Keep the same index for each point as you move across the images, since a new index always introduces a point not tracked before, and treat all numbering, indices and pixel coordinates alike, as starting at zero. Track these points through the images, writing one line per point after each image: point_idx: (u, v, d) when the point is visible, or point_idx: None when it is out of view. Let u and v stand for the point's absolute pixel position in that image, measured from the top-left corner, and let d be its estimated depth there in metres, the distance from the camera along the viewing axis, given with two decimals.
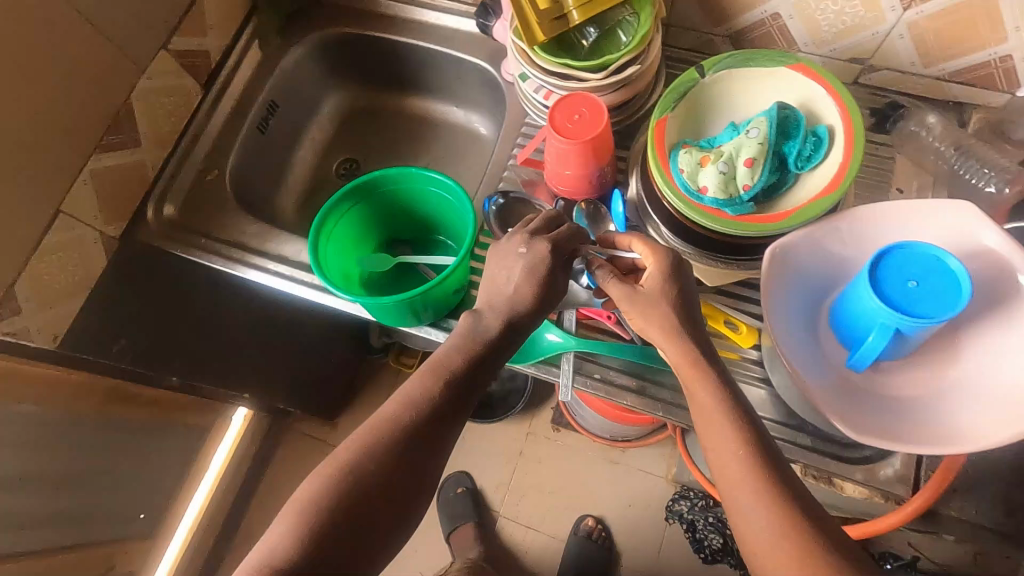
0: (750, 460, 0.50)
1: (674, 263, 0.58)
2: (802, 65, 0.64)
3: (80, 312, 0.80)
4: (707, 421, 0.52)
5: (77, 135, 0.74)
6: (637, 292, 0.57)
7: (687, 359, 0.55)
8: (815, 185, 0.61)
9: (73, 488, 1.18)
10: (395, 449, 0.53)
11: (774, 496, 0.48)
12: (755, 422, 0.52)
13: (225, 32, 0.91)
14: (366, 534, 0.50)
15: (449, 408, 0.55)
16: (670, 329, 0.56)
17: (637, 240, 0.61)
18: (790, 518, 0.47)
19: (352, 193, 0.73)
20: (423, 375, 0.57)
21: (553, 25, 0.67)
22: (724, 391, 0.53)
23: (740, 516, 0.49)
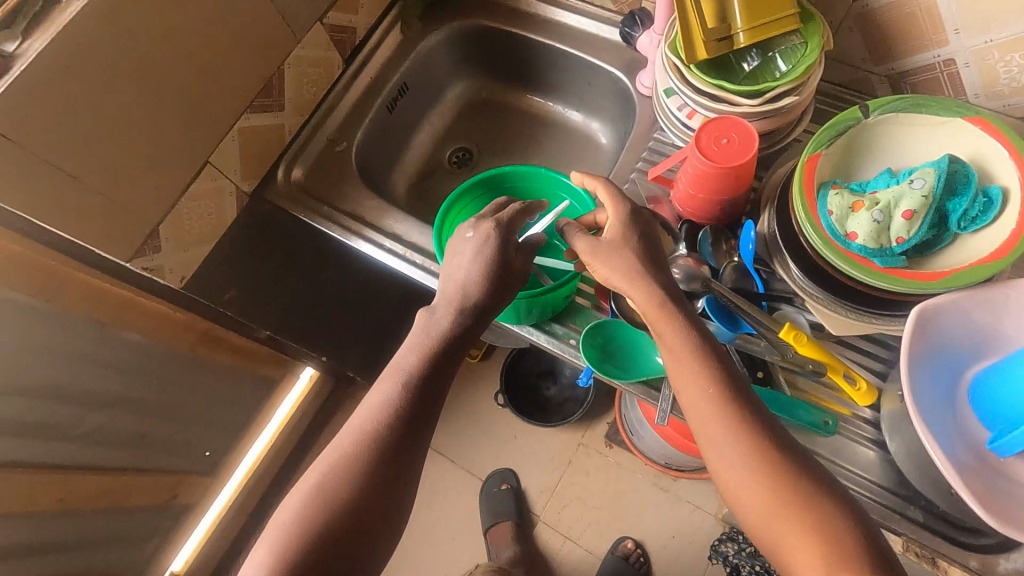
0: (719, 395, 0.52)
1: (629, 211, 0.61)
2: (981, 118, 0.60)
3: (205, 257, 0.85)
4: (678, 363, 0.54)
5: (234, 94, 0.78)
6: (599, 241, 0.59)
7: (650, 303, 0.56)
8: (977, 248, 0.57)
9: (157, 417, 1.26)
10: (395, 418, 0.54)
11: (750, 434, 0.51)
12: (723, 358, 0.54)
13: (373, 11, 0.94)
14: (380, 504, 0.52)
15: (440, 363, 0.58)
16: (634, 273, 0.57)
17: (601, 187, 0.64)
18: (764, 458, 0.49)
19: (482, 183, 0.75)
20: (414, 341, 0.59)
21: (715, 45, 0.65)
22: (692, 330, 0.55)
23: (719, 456, 0.51)
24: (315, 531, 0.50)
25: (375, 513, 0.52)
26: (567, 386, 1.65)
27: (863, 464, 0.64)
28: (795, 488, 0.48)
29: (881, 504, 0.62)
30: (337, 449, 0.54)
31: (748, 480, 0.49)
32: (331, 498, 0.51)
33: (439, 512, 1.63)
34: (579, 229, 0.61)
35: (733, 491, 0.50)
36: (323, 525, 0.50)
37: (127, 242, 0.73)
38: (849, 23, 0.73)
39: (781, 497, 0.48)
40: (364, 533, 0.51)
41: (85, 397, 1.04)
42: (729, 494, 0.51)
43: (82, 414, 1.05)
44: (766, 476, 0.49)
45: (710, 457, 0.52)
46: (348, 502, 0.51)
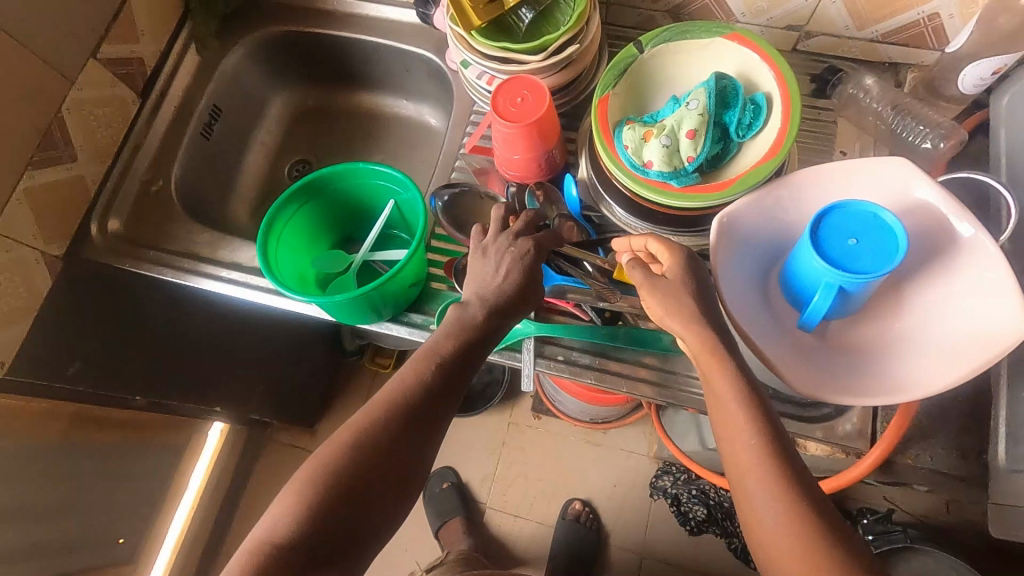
0: (765, 448, 0.49)
1: (692, 262, 0.58)
2: (737, 34, 0.65)
3: (28, 336, 0.77)
4: (723, 410, 0.51)
5: (7, 153, 0.71)
6: (659, 282, 0.56)
7: (706, 345, 0.53)
8: (757, 152, 0.62)
9: (44, 519, 1.15)
10: (414, 399, 0.55)
11: (792, 489, 0.47)
12: (772, 412, 0.51)
13: (159, 38, 0.88)
14: (392, 479, 0.52)
15: (469, 354, 0.58)
16: (691, 315, 0.55)
17: (652, 239, 0.60)
18: (803, 510, 0.46)
19: (298, 193, 0.72)
20: (443, 331, 0.60)
21: (487, 10, 0.67)
22: (745, 379, 0.51)
23: (750, 505, 0.49)
24: (326, 499, 0.50)
25: (383, 488, 0.52)
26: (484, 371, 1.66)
27: None
28: (827, 539, 0.45)
29: None
30: (354, 423, 0.54)
31: (783, 533, 0.46)
32: (340, 467, 0.51)
33: None
34: (640, 270, 0.58)
35: (756, 536, 0.48)
36: (332, 496, 0.50)
37: None
38: None
39: (817, 545, 0.45)
40: (372, 508, 0.51)
41: None
42: (758, 541, 0.48)
43: None
44: (804, 531, 0.46)
45: (741, 501, 0.50)
46: (359, 476, 0.51)
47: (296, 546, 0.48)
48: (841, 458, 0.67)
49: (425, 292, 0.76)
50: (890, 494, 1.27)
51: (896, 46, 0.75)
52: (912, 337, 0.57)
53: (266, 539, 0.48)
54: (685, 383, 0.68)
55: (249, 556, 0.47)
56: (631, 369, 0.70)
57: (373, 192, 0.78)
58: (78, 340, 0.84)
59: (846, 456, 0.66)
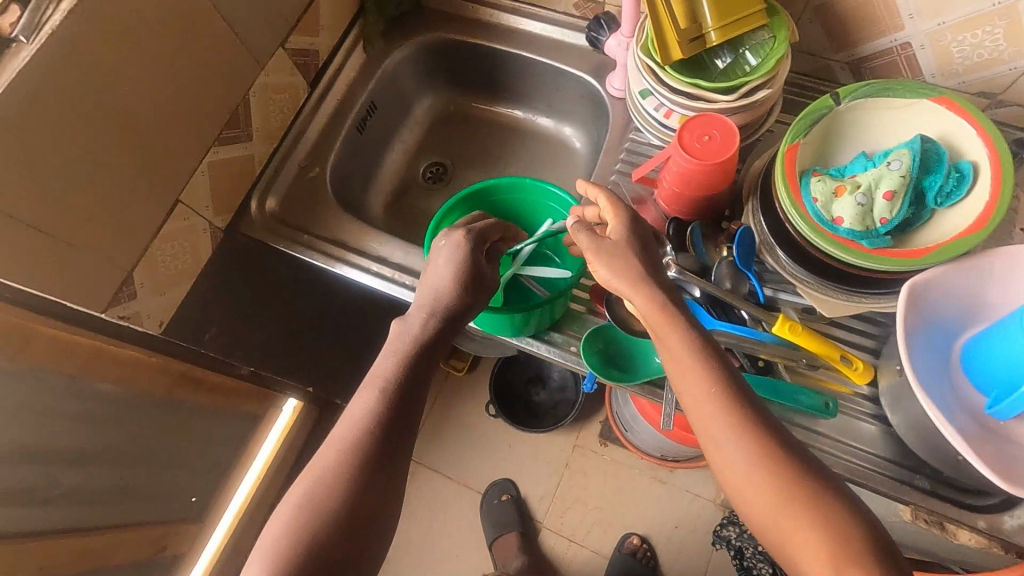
0: (722, 397, 0.52)
1: (637, 224, 0.61)
2: (946, 98, 0.62)
3: (182, 299, 0.82)
4: (680, 366, 0.54)
5: (201, 130, 0.75)
6: (605, 244, 0.59)
7: (656, 309, 0.56)
8: (956, 222, 0.60)
9: (139, 467, 1.20)
10: (375, 431, 0.55)
11: (752, 430, 0.51)
12: (724, 359, 0.54)
13: (334, 32, 0.92)
14: (370, 514, 0.52)
15: (423, 368, 0.59)
16: (638, 277, 0.57)
17: (601, 193, 0.63)
18: (768, 456, 0.50)
19: (470, 198, 0.77)
20: (392, 352, 0.60)
21: (690, 46, 0.66)
22: (692, 332, 0.55)
23: (721, 456, 0.52)
24: (305, 552, 0.49)
25: (363, 528, 0.51)
26: (557, 389, 1.65)
27: (866, 439, 0.66)
28: (795, 477, 0.49)
29: (886, 476, 0.64)
30: (322, 465, 0.53)
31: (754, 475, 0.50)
32: (317, 518, 0.50)
33: (441, 530, 1.61)
34: (586, 233, 0.60)
35: (735, 486, 0.51)
36: (318, 543, 0.49)
37: (99, 292, 0.69)
38: (809, 14, 0.75)
39: (786, 490, 0.49)
40: (357, 548, 0.51)
41: (59, 455, 0.98)
42: (738, 493, 0.51)
43: (56, 474, 0.98)
44: (771, 474, 0.49)
45: (714, 456, 0.52)
46: (339, 516, 0.50)
47: None
48: (997, 553, 0.64)
49: (566, 314, 0.76)
50: None
51: None
52: None
53: None
54: (831, 448, 0.66)
55: None
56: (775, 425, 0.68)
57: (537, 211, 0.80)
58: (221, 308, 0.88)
59: (1005, 552, 0.62)
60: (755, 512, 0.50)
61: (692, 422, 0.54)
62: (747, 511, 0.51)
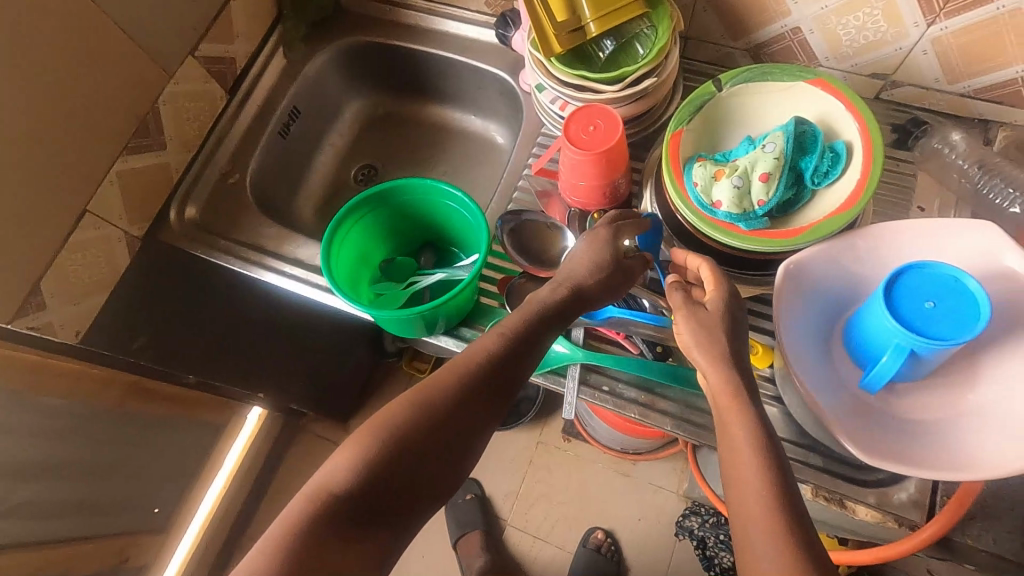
0: (772, 495, 0.47)
1: (733, 299, 0.58)
2: (821, 80, 0.63)
3: (103, 307, 0.82)
4: (735, 455, 0.50)
5: (106, 139, 0.76)
6: (697, 308, 0.57)
7: (727, 388, 0.53)
8: (832, 202, 0.61)
9: (93, 480, 1.19)
10: (410, 449, 0.50)
11: (789, 539, 0.44)
12: (787, 465, 0.49)
13: (251, 39, 0.93)
14: (377, 528, 0.48)
15: (485, 406, 0.54)
16: (719, 354, 0.54)
17: (704, 262, 0.61)
18: (804, 575, 0.42)
19: (371, 198, 0.74)
20: (459, 380, 0.54)
21: (569, 37, 0.67)
22: (762, 429, 0.50)
23: (750, 556, 0.45)
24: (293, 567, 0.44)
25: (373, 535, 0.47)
26: None
27: (765, 421, 0.66)
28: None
29: (783, 457, 0.65)
30: (342, 463, 0.50)
31: None
32: (331, 523, 0.46)
33: None
34: (683, 295, 0.58)
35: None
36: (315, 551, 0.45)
37: (4, 304, 0.70)
38: (701, 4, 0.76)
39: None
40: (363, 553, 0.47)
41: (6, 470, 0.97)
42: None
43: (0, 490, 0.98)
44: None
45: (743, 556, 0.46)
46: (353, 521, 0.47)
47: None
48: (892, 527, 0.64)
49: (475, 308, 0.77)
50: None
51: (987, 102, 0.71)
52: (983, 412, 0.54)
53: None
54: None
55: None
56: (674, 408, 0.68)
57: (440, 209, 0.79)
58: (144, 317, 0.89)
59: (898, 526, 0.63)
60: None
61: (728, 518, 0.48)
62: None
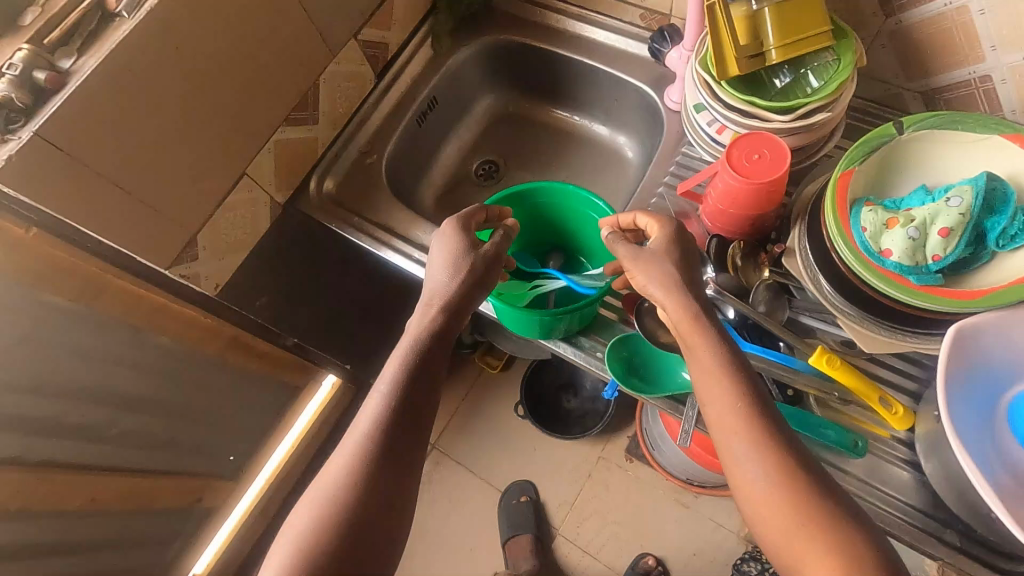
0: (747, 410, 0.51)
1: (678, 231, 0.62)
2: (1020, 135, 0.59)
3: (241, 264, 0.88)
4: (707, 375, 0.54)
5: (272, 109, 0.81)
6: (641, 252, 0.61)
7: (686, 314, 0.56)
8: (1016, 268, 0.57)
9: (191, 421, 1.25)
10: (404, 386, 0.56)
11: (771, 446, 0.50)
12: (752, 376, 0.53)
13: (405, 28, 0.97)
14: (397, 460, 0.53)
15: (441, 339, 0.60)
16: (672, 284, 0.58)
17: (643, 214, 0.65)
18: (786, 473, 0.48)
19: (522, 195, 0.77)
20: (391, 372, 0.57)
21: (747, 62, 0.65)
22: (724, 346, 0.55)
23: (740, 470, 0.50)
24: (336, 507, 0.49)
25: (396, 467, 0.52)
26: (588, 398, 1.64)
27: (897, 485, 0.63)
28: (811, 496, 0.47)
29: (914, 527, 0.61)
30: (312, 503, 0.50)
31: (774, 490, 0.48)
32: (361, 471, 0.51)
33: (459, 524, 1.63)
34: (626, 244, 0.62)
35: (745, 498, 0.50)
36: (349, 498, 0.49)
37: (168, 251, 0.75)
38: (882, 39, 0.72)
39: (799, 505, 0.47)
40: (395, 484, 0.51)
41: (125, 401, 1.04)
42: (746, 507, 0.49)
43: (116, 416, 1.04)
44: (790, 490, 0.47)
45: (732, 469, 0.51)
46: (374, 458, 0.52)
47: (329, 524, 0.48)
48: None
49: (596, 320, 0.75)
50: None
51: None
52: None
53: (300, 530, 0.48)
54: (863, 491, 0.63)
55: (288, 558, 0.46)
56: None
57: (581, 219, 0.79)
58: (273, 280, 0.94)
59: None
60: (768, 522, 0.48)
61: (712, 433, 0.53)
62: (757, 523, 0.49)
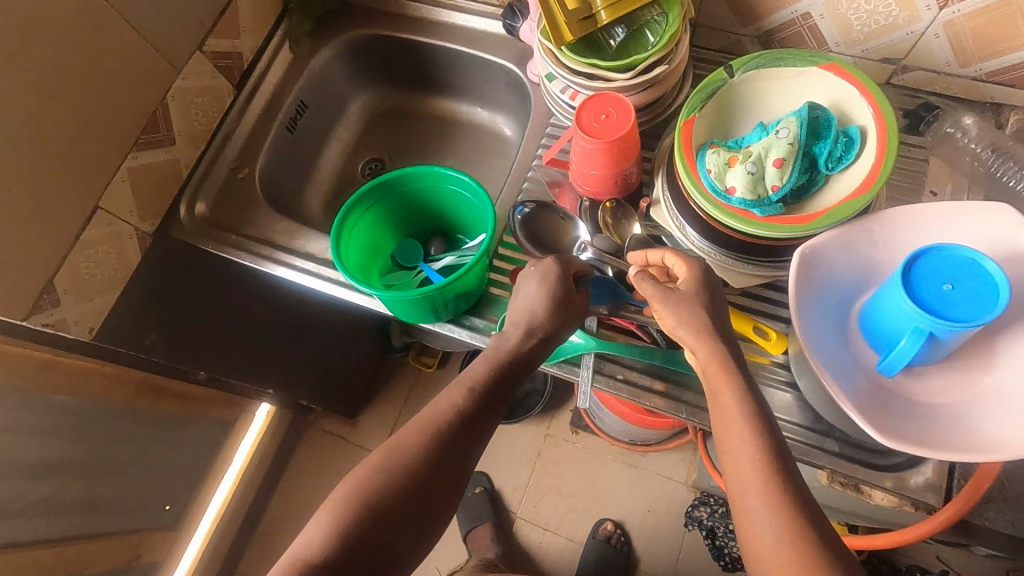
0: (766, 463, 0.50)
1: (704, 274, 0.59)
2: (834, 65, 0.63)
3: (115, 303, 0.83)
4: (729, 426, 0.52)
5: (118, 135, 0.76)
6: (673, 292, 0.58)
7: (716, 361, 0.55)
8: (846, 187, 0.61)
9: (109, 475, 1.13)
10: (471, 407, 0.57)
11: (787, 504, 0.48)
12: (779, 432, 0.52)
13: (258, 34, 0.93)
14: (450, 464, 0.54)
15: (510, 378, 0.59)
16: (703, 329, 0.56)
17: (668, 253, 0.62)
18: (798, 529, 0.47)
19: (376, 190, 0.74)
20: (464, 389, 0.58)
21: (580, 25, 0.67)
22: (752, 399, 0.53)
23: (750, 524, 0.49)
24: (383, 485, 0.52)
25: (446, 469, 0.54)
26: (526, 380, 1.66)
27: (781, 407, 0.66)
28: (827, 559, 0.45)
29: (801, 442, 0.65)
30: (365, 467, 0.54)
31: (780, 546, 0.47)
32: (411, 459, 0.53)
33: None
34: (652, 284, 0.59)
35: (751, 549, 0.48)
36: (397, 478, 0.52)
37: (20, 300, 0.70)
38: None
39: (805, 564, 0.45)
40: (442, 482, 0.54)
41: (22, 469, 0.92)
42: (753, 559, 0.48)
43: (14, 488, 0.91)
44: (796, 550, 0.46)
45: (741, 519, 0.50)
46: (432, 456, 0.54)
47: (376, 497, 0.51)
48: (909, 510, 0.65)
49: (484, 297, 0.76)
50: (941, 554, 1.16)
51: (1000, 86, 0.71)
52: (1001, 394, 0.54)
53: (357, 488, 0.52)
54: None
55: (340, 513, 0.50)
56: (691, 396, 0.68)
57: (445, 197, 0.79)
58: (157, 315, 0.89)
59: (916, 510, 0.64)
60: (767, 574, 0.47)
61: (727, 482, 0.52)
62: (756, 573, 0.48)
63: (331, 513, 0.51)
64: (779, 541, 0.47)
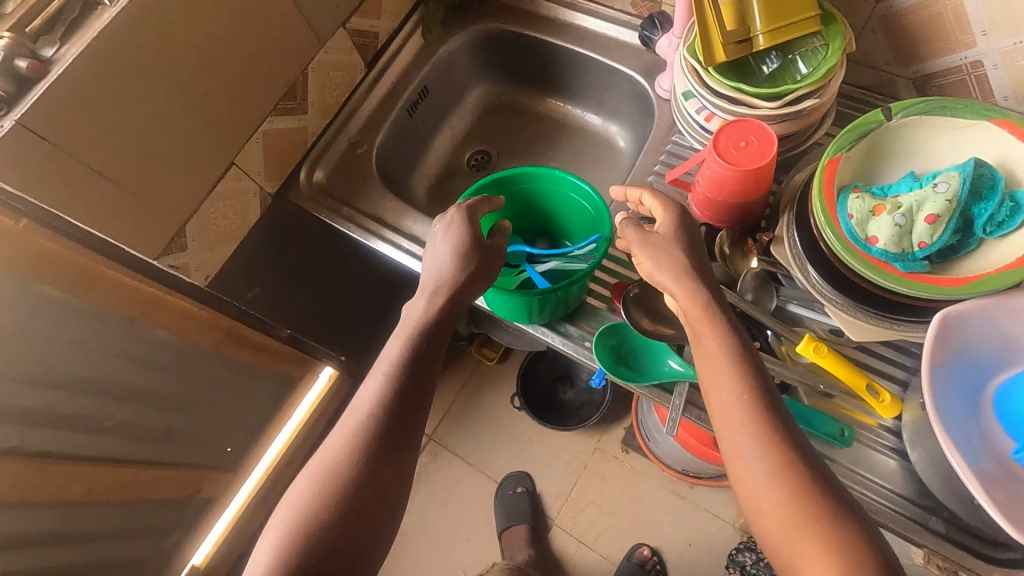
0: (752, 400, 0.51)
1: (681, 216, 0.61)
2: (1010, 121, 0.59)
3: (231, 255, 0.88)
4: (712, 366, 0.53)
5: (261, 100, 0.81)
6: (649, 236, 0.60)
7: (696, 302, 0.55)
8: (1003, 254, 0.56)
9: (186, 412, 1.20)
10: (396, 391, 0.57)
11: (775, 440, 0.49)
12: (760, 369, 0.53)
13: (396, 16, 0.96)
14: (388, 456, 0.55)
15: (430, 356, 0.60)
16: (681, 271, 0.57)
17: (648, 194, 0.63)
18: (787, 462, 0.48)
19: (496, 184, 0.76)
20: (379, 373, 0.58)
21: (735, 48, 0.65)
22: (733, 336, 0.54)
23: (739, 460, 0.50)
24: (331, 489, 0.52)
25: (389, 463, 0.55)
26: (584, 390, 1.64)
27: (885, 474, 0.62)
28: (813, 492, 0.47)
29: (902, 515, 0.61)
30: (309, 475, 0.54)
31: (771, 481, 0.48)
32: (355, 456, 0.54)
33: (457, 513, 1.64)
34: (634, 228, 0.61)
35: (745, 489, 0.49)
36: (338, 478, 0.53)
37: (155, 242, 0.75)
38: (873, 25, 0.72)
39: (801, 499, 0.47)
40: (383, 476, 0.54)
41: (120, 392, 1.00)
42: (744, 496, 0.50)
43: (110, 407, 0.99)
44: (788, 485, 0.47)
45: (730, 456, 0.51)
46: (366, 452, 0.54)
47: (325, 504, 0.52)
48: None
49: (582, 307, 0.75)
50: None
51: None
52: None
53: (303, 500, 0.53)
54: (848, 479, 0.63)
55: (291, 530, 0.51)
56: None
57: (563, 203, 0.80)
58: (262, 271, 0.94)
59: None
60: (760, 511, 0.48)
61: (714, 421, 0.52)
62: (749, 512, 0.49)
63: (283, 528, 0.52)
64: (771, 476, 0.48)
